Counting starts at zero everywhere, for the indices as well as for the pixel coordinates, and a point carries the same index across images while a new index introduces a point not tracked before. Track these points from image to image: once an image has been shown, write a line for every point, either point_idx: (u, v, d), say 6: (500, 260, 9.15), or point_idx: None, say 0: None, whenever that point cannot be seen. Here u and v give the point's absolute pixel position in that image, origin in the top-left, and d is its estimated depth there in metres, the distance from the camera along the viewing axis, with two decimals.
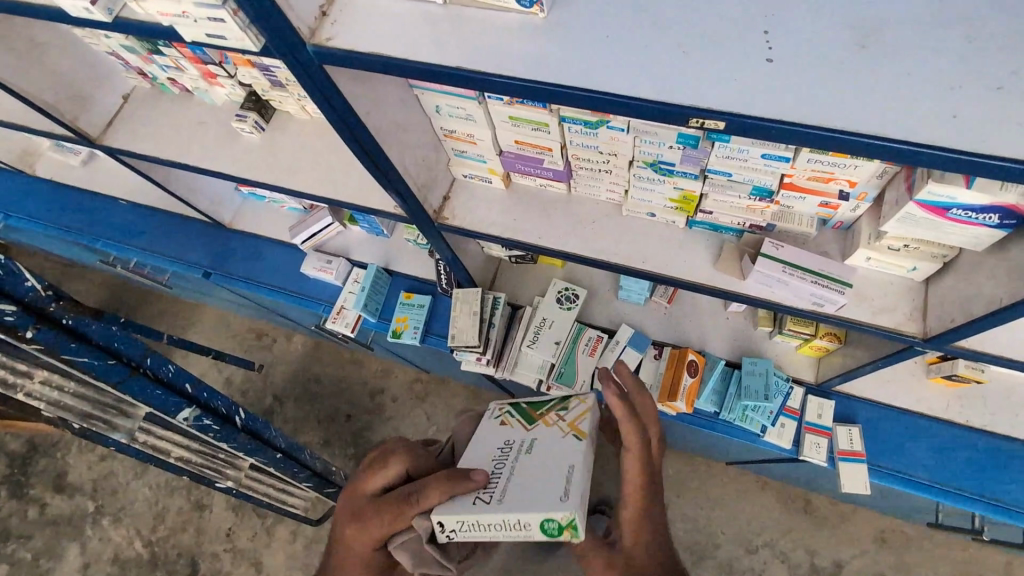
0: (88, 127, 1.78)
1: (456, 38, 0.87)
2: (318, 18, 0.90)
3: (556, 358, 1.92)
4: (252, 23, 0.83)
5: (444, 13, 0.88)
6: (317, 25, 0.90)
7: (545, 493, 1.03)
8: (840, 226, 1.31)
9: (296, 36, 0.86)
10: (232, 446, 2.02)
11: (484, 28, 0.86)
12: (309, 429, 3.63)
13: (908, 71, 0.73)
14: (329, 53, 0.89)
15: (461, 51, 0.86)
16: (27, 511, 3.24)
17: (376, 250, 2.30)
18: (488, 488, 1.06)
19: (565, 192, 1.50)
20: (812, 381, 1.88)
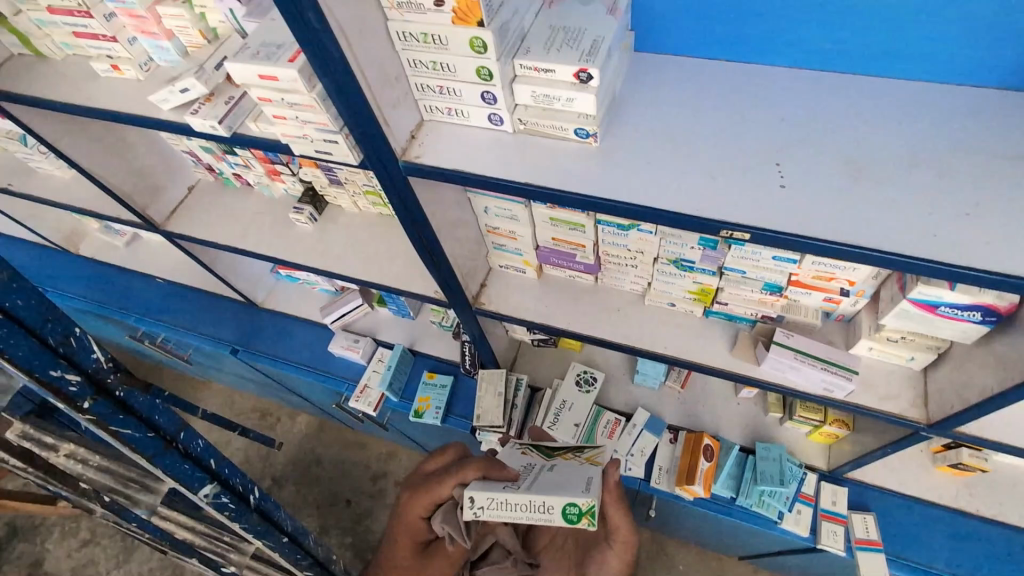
0: (154, 214, 1.97)
1: (523, 160, 1.06)
2: (409, 141, 1.09)
3: (576, 440, 1.98)
4: (359, 145, 1.01)
5: (514, 141, 1.08)
6: (408, 146, 1.09)
7: (572, 486, 1.11)
8: (842, 318, 1.46)
9: (392, 155, 1.05)
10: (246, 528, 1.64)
11: (548, 154, 1.06)
12: (306, 515, 3.52)
13: (894, 199, 0.91)
14: (417, 168, 1.07)
15: (529, 171, 1.04)
16: None
17: (402, 331, 2.42)
18: (516, 482, 1.18)
19: (592, 282, 1.66)
20: (824, 467, 1.95)
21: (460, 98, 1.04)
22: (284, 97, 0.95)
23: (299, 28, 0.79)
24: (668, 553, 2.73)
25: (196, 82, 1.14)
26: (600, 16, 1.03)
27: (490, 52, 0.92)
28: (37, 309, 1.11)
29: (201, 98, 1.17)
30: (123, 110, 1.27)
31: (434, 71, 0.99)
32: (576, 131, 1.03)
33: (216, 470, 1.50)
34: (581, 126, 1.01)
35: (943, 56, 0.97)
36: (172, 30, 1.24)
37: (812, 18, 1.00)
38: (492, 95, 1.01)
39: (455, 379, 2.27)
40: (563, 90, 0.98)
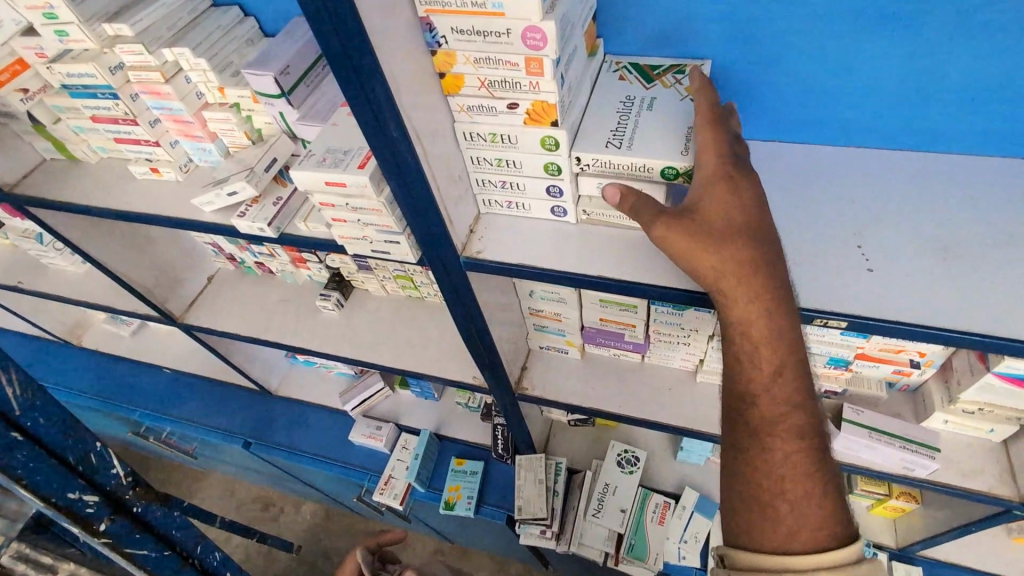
0: (173, 307, 1.91)
1: (590, 251, 1.02)
2: (468, 236, 1.06)
3: (624, 528, 1.84)
4: (420, 244, 0.98)
5: (580, 232, 1.05)
6: (468, 241, 1.05)
7: (669, 142, 0.92)
8: (907, 388, 1.40)
9: (453, 252, 1.02)
10: None
11: (617, 244, 1.02)
12: None
13: (990, 279, 0.88)
14: (478, 263, 1.03)
15: (602, 263, 1.00)
16: None
17: (426, 414, 2.30)
18: (617, 136, 0.95)
19: (638, 360, 1.59)
20: (893, 545, 1.82)
21: (524, 193, 1.02)
22: (347, 202, 0.93)
23: (379, 138, 0.77)
24: None
25: (246, 185, 1.12)
26: (675, 105, 0.98)
27: (562, 149, 0.90)
28: (59, 427, 0.89)
29: (247, 199, 1.15)
30: (161, 212, 1.24)
31: (499, 169, 0.98)
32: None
33: None
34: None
35: (1004, 131, 0.99)
36: (216, 133, 1.23)
37: (865, 101, 1.03)
38: (558, 189, 0.99)
39: (486, 465, 2.14)
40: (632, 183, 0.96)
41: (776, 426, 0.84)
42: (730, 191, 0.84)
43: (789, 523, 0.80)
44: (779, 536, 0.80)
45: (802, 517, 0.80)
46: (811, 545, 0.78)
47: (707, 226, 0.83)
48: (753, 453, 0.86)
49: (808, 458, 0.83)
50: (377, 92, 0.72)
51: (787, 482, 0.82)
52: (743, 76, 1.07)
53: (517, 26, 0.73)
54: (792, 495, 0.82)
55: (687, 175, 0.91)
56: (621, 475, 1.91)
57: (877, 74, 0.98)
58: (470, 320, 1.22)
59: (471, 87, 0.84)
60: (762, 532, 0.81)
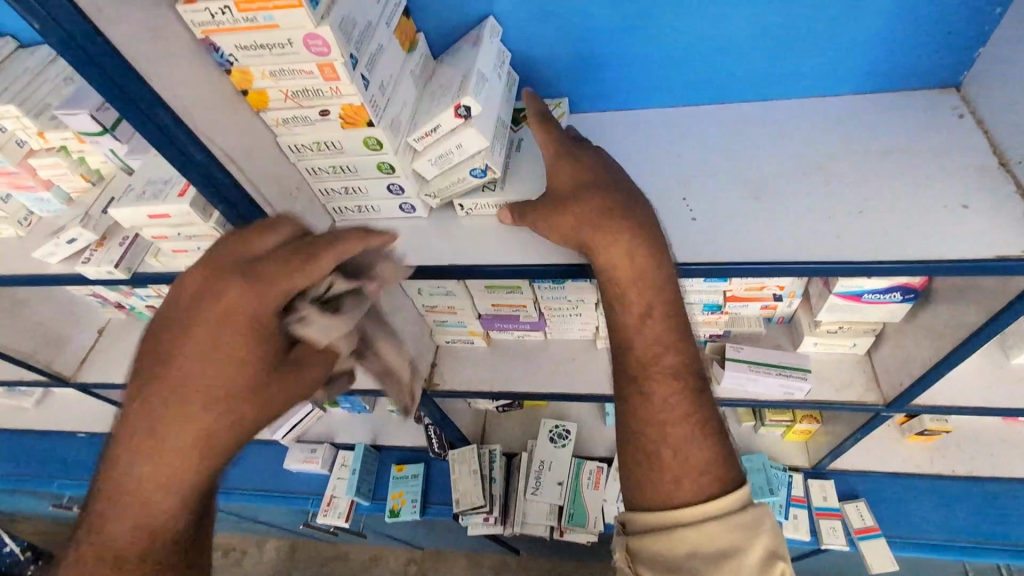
0: (61, 368, 1.80)
1: (441, 243, 1.05)
2: None
3: (563, 499, 1.88)
4: None
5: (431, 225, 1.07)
6: None
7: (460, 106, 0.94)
8: (783, 319, 1.51)
9: None
10: None
11: (465, 232, 1.05)
12: None
13: (795, 212, 0.97)
14: None
15: (452, 258, 1.02)
16: None
17: (361, 427, 2.25)
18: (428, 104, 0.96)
19: (542, 338, 1.64)
20: (807, 464, 1.95)
21: (367, 196, 1.02)
22: (180, 233, 0.91)
23: (181, 164, 0.76)
24: None
25: (83, 230, 1.07)
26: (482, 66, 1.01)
27: (387, 147, 0.90)
28: None
29: (91, 244, 1.10)
30: (2, 272, 1.17)
31: (335, 176, 0.98)
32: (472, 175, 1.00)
33: None
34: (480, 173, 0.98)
35: (801, 75, 1.09)
36: (50, 180, 1.16)
37: (677, 63, 1.10)
38: (399, 185, 1.00)
39: (427, 466, 2.13)
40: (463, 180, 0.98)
41: (651, 373, 0.88)
42: (573, 163, 0.95)
43: (675, 471, 0.81)
44: (666, 485, 0.81)
45: (686, 461, 0.81)
46: (698, 493, 0.79)
47: (568, 204, 0.92)
48: (635, 401, 0.88)
49: (689, 409, 0.85)
50: (164, 119, 0.72)
51: (668, 429, 0.84)
52: (569, 51, 1.11)
53: (296, 35, 0.73)
54: (673, 440, 0.83)
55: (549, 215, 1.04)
56: (554, 448, 1.95)
57: (682, 32, 1.05)
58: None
59: (276, 99, 0.84)
60: (657, 486, 0.82)
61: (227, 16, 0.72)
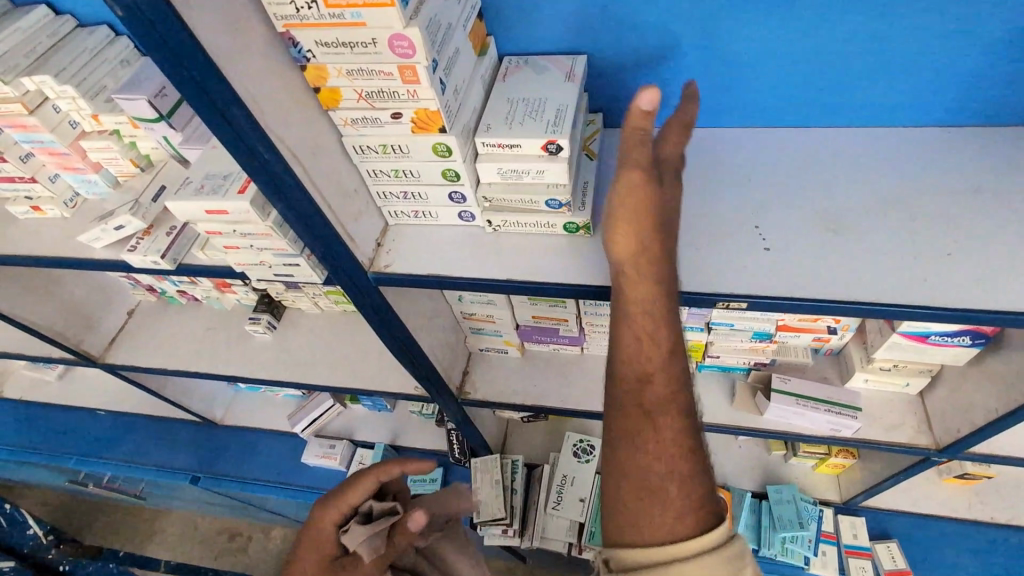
0: (90, 348, 1.79)
1: (498, 258, 1.01)
2: (376, 249, 1.03)
3: (584, 517, 1.84)
4: (322, 265, 0.95)
5: (488, 236, 1.04)
6: (376, 255, 1.02)
7: (538, 123, 0.91)
8: (831, 351, 1.46)
9: (361, 269, 0.99)
10: None
11: (524, 247, 1.01)
12: None
13: (877, 249, 0.91)
14: (388, 278, 1.00)
15: (509, 273, 0.98)
16: None
17: (380, 426, 2.22)
18: (505, 117, 0.93)
19: (578, 352, 1.59)
20: (838, 499, 1.90)
21: (427, 202, 0.99)
22: (235, 230, 0.88)
23: (248, 163, 0.73)
24: None
25: (132, 218, 1.05)
26: (559, 88, 0.99)
27: (455, 154, 0.88)
28: None
29: (138, 232, 1.08)
30: (46, 253, 1.15)
31: (397, 181, 0.95)
32: (547, 202, 0.96)
33: None
34: (552, 197, 0.94)
35: (882, 103, 1.04)
36: (99, 163, 1.14)
37: (751, 83, 1.06)
38: (461, 194, 0.97)
39: (446, 470, 2.10)
40: (527, 195, 0.95)
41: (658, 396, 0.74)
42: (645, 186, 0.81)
43: (677, 506, 0.68)
44: (659, 524, 0.67)
45: (688, 495, 0.69)
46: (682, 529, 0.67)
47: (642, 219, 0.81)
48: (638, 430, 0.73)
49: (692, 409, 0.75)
50: (236, 116, 0.68)
51: (674, 461, 0.71)
52: (637, 62, 1.07)
53: (382, 35, 0.70)
54: (680, 473, 0.70)
55: (587, 227, 0.99)
56: (578, 464, 1.92)
57: (762, 52, 1.01)
58: (393, 331, 1.18)
59: (349, 99, 0.81)
60: (648, 523, 0.68)
61: (311, 11, 0.69)
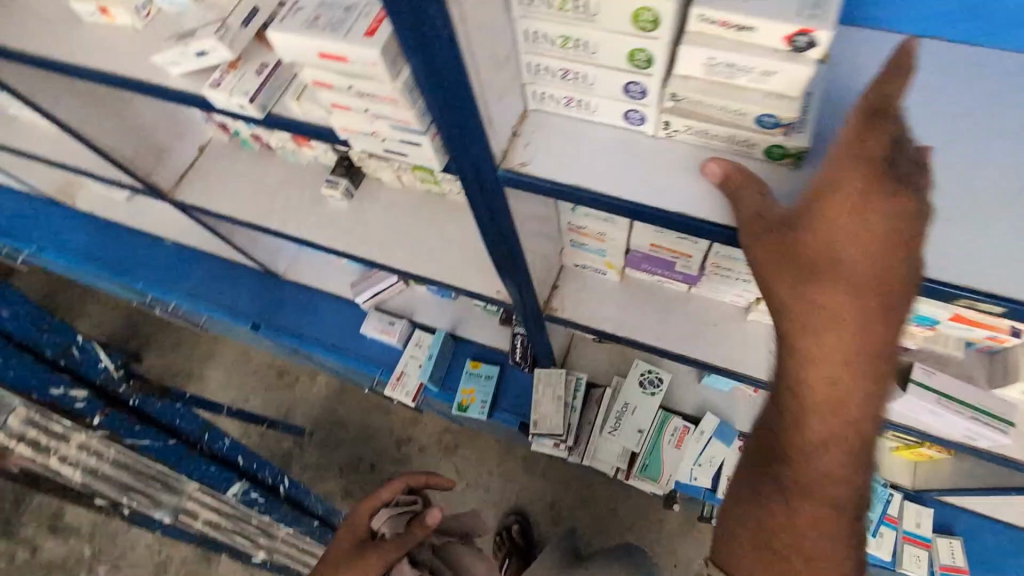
0: (161, 181, 1.68)
1: (666, 178, 0.80)
2: (512, 139, 0.82)
3: (640, 448, 1.78)
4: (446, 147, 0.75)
5: (651, 148, 0.83)
6: (511, 147, 0.82)
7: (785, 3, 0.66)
8: (986, 350, 1.21)
9: (489, 160, 0.78)
10: (258, 501, 1.86)
11: (696, 171, 0.81)
12: (329, 477, 3.25)
13: None
14: (525, 179, 0.80)
15: (678, 202, 0.79)
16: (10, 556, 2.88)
17: (441, 312, 2.14)
18: None
19: (685, 289, 1.39)
20: (910, 485, 1.75)
21: (592, 88, 0.78)
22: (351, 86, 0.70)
23: None
24: None
25: (218, 44, 0.85)
26: None
27: (667, 26, 0.67)
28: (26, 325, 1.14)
29: (222, 64, 0.88)
30: (115, 71, 0.96)
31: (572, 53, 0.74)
32: (759, 117, 0.73)
33: (210, 445, 1.65)
34: (771, 112, 0.71)
35: None
36: None
37: None
38: (642, 87, 0.75)
39: (502, 370, 2.05)
40: (731, 101, 0.72)
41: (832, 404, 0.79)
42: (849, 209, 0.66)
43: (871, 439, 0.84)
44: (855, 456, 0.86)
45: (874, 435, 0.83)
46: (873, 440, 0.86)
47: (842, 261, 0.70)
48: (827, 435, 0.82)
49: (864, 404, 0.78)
50: None
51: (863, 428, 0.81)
52: None
53: None
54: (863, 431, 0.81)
55: (797, 158, 0.76)
56: (643, 395, 1.82)
57: None
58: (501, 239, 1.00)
59: None
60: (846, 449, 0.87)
61: None
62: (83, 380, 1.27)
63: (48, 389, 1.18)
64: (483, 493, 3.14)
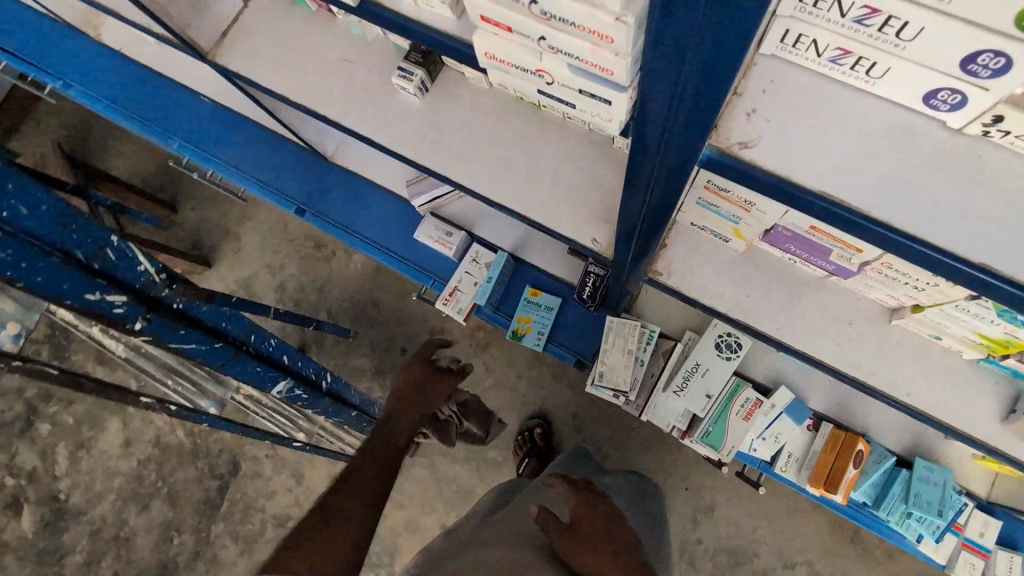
0: (198, 38, 1.35)
1: (935, 196, 0.59)
2: (731, 108, 0.60)
3: (704, 414, 1.66)
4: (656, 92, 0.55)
5: (933, 145, 0.61)
6: (726, 120, 0.60)
7: None
8: None
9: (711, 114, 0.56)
10: (302, 396, 1.83)
11: (995, 192, 0.60)
12: (361, 355, 3.11)
13: None
14: (739, 166, 0.61)
15: (965, 233, 0.58)
16: (68, 377, 3.08)
17: (503, 228, 1.92)
18: None
19: (821, 274, 1.14)
20: (982, 496, 1.66)
21: (900, 51, 0.54)
22: (541, 6, 0.57)
23: None
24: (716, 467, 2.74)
25: None
26: None
27: None
28: (55, 220, 0.95)
29: None
30: None
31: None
32: None
33: (256, 345, 1.56)
34: None
35: None
36: None
37: None
38: (995, 61, 0.51)
39: (564, 302, 1.88)
40: None
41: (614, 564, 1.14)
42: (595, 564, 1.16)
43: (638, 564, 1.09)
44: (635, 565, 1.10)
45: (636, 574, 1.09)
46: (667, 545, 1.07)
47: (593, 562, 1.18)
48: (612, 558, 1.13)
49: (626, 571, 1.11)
50: None
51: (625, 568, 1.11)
52: None
53: None
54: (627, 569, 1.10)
55: None
56: (717, 360, 1.64)
57: None
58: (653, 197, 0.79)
59: None
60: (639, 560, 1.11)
61: None
62: (120, 282, 1.09)
63: (82, 294, 1.01)
64: (511, 394, 2.91)
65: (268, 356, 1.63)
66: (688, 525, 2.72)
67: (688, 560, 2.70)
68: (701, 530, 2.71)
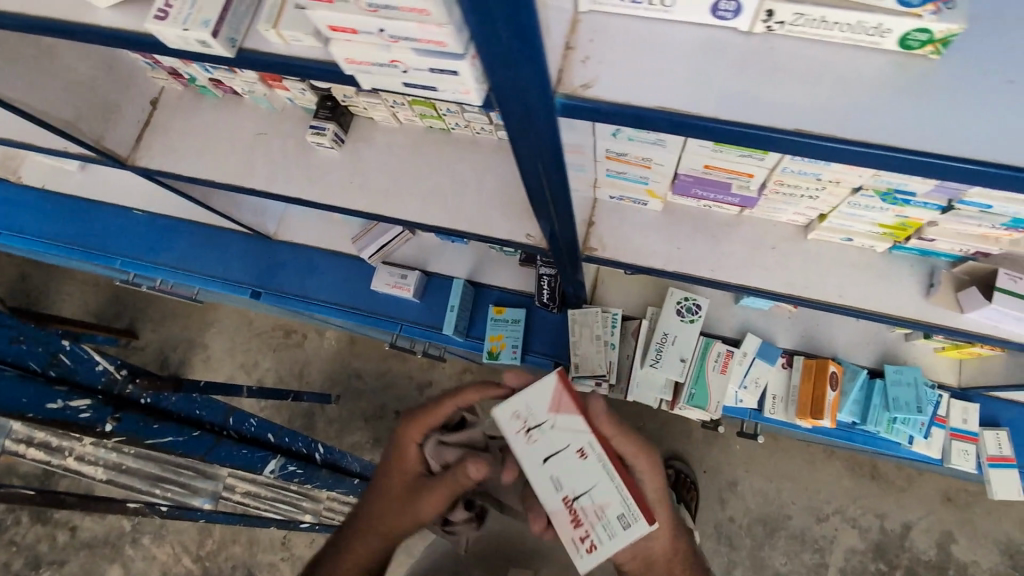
0: (115, 147, 1.41)
1: (761, 88, 0.67)
2: (565, 56, 0.68)
3: (684, 378, 1.71)
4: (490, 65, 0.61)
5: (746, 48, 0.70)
6: (566, 68, 0.67)
7: None
8: None
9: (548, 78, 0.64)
10: (298, 475, 1.79)
11: (803, 77, 0.68)
12: (355, 429, 3.07)
13: None
14: (588, 106, 0.66)
15: (793, 112, 0.65)
16: (57, 535, 2.95)
17: (455, 258, 2.01)
18: None
19: (736, 212, 1.26)
20: (955, 385, 1.74)
21: None
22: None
23: None
24: (722, 438, 2.76)
25: None
26: None
27: None
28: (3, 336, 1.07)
29: None
30: None
31: None
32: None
33: (238, 430, 1.56)
34: None
35: None
36: None
37: None
38: None
39: (530, 312, 1.95)
40: None
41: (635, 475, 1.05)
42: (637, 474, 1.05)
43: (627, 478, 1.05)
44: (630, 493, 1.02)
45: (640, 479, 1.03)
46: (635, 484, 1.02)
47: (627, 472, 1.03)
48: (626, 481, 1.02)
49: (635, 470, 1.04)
50: None
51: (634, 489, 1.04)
52: None
53: None
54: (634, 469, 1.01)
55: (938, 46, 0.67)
56: (679, 325, 1.72)
57: None
58: (541, 169, 0.85)
59: None
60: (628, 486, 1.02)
61: None
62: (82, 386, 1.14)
63: (44, 404, 1.04)
64: None
65: (252, 439, 1.62)
66: (717, 507, 2.70)
67: (726, 542, 2.66)
68: (730, 508, 2.69)
